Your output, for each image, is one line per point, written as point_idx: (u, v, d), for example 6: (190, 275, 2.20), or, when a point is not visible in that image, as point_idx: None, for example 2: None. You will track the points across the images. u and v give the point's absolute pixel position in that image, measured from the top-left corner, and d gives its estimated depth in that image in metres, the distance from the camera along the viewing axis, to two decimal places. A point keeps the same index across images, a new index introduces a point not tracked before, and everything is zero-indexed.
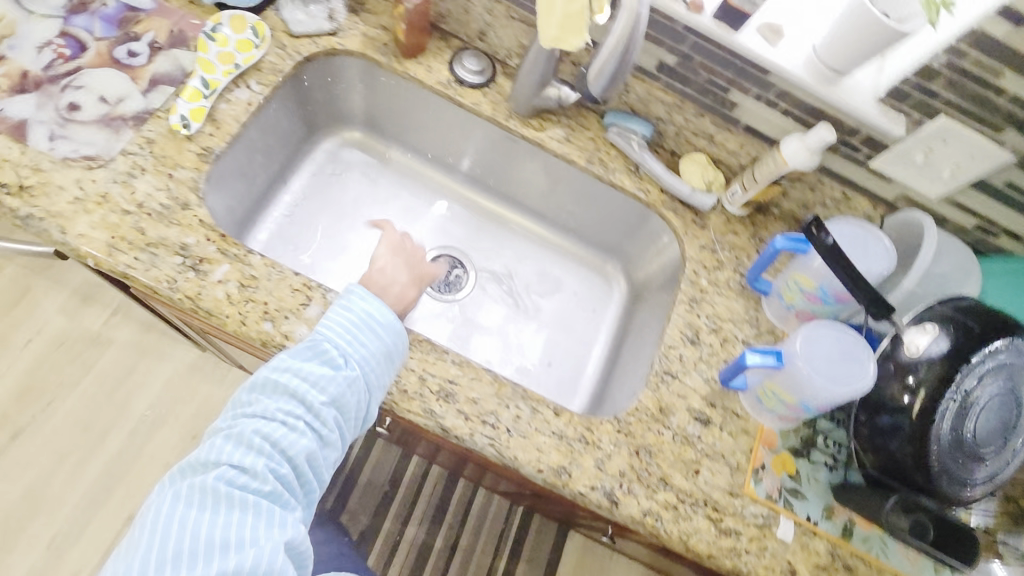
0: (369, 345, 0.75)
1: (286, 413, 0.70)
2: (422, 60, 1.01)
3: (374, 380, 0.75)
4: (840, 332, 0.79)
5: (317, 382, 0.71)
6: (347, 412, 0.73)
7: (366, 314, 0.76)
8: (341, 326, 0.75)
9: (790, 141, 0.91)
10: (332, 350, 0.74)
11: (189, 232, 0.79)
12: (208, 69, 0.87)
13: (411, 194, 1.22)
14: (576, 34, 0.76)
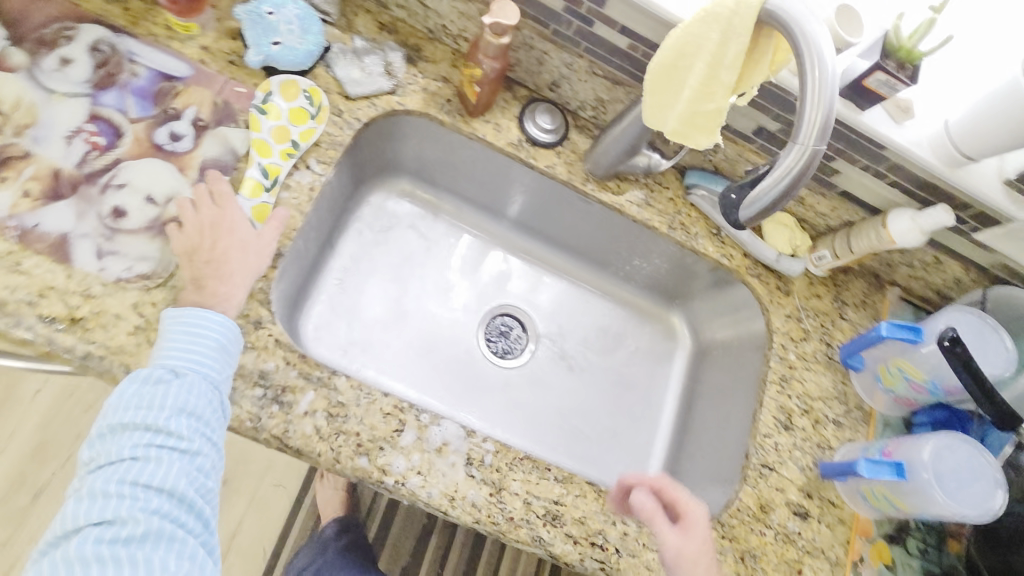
0: (218, 364, 0.64)
1: (174, 415, 0.61)
2: (489, 117, 0.88)
3: (220, 378, 0.64)
4: (968, 447, 0.76)
5: (149, 410, 0.60)
6: (204, 417, 0.62)
7: (195, 327, 0.63)
8: (183, 350, 0.63)
9: (898, 218, 0.82)
10: (162, 372, 0.62)
11: (266, 356, 0.70)
12: (264, 154, 0.75)
13: (463, 247, 1.10)
14: (701, 131, 0.66)
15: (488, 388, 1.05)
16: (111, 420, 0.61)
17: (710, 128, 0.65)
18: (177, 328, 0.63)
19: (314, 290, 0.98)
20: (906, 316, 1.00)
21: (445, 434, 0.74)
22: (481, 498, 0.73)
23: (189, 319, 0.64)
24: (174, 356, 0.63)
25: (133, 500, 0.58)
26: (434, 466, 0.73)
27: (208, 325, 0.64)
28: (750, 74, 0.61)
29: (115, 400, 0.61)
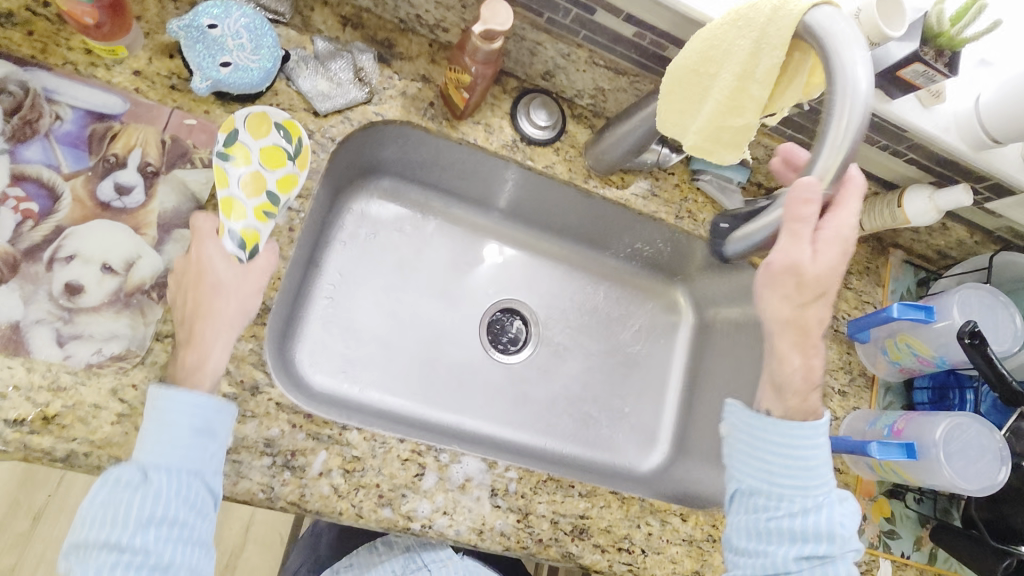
0: (196, 462, 0.58)
1: (152, 525, 0.55)
2: (478, 118, 0.81)
3: (206, 477, 0.58)
4: (975, 423, 0.78)
5: (114, 528, 0.54)
6: (181, 522, 0.56)
7: (163, 422, 0.57)
8: (160, 454, 0.57)
9: (916, 195, 0.81)
10: (128, 475, 0.56)
11: (269, 422, 0.66)
12: (238, 213, 0.65)
13: (454, 243, 1.05)
14: (727, 148, 0.63)
15: (498, 388, 1.03)
16: (76, 537, 0.56)
17: (737, 145, 0.62)
18: (144, 416, 0.57)
19: (304, 313, 0.92)
20: (906, 277, 1.02)
21: (467, 470, 0.73)
22: (510, 526, 0.74)
23: (154, 411, 0.57)
24: (144, 461, 0.57)
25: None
26: (459, 503, 0.72)
27: (172, 425, 0.57)
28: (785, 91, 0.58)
29: (83, 510, 0.55)
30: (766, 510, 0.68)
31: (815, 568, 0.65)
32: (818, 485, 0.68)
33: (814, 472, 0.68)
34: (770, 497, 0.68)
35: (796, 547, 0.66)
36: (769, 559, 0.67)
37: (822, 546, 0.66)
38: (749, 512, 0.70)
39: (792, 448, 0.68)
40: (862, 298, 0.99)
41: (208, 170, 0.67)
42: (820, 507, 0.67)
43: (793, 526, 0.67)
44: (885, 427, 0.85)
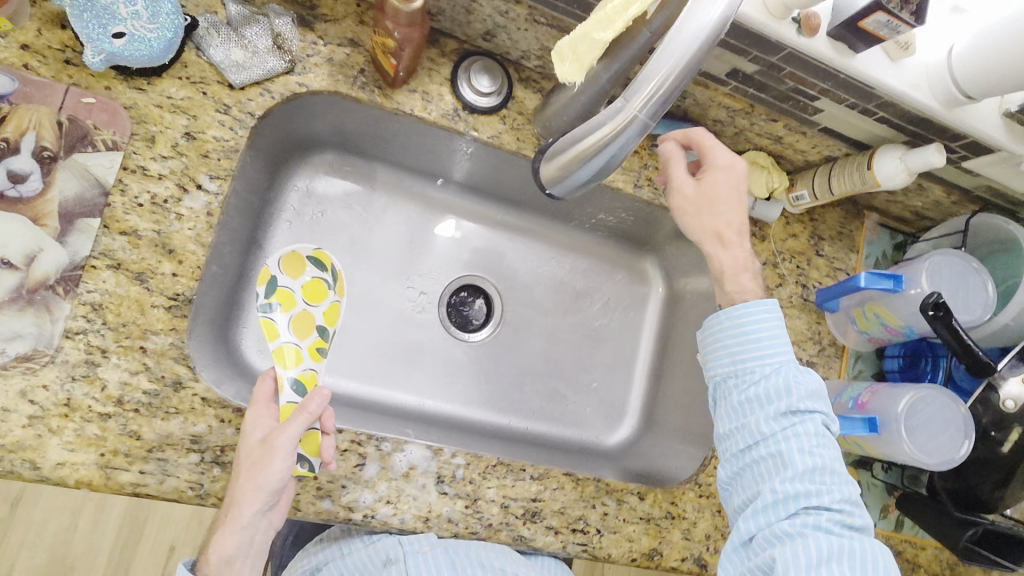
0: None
1: None
2: (415, 85, 0.75)
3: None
4: (939, 396, 0.75)
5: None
6: None
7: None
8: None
9: (886, 156, 0.76)
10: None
11: (194, 419, 0.63)
12: (299, 358, 0.82)
13: (408, 218, 1.00)
14: (575, 62, 0.59)
15: (460, 368, 1.01)
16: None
17: (583, 64, 0.60)
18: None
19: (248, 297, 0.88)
20: (883, 241, 0.98)
21: (411, 458, 0.71)
22: (457, 512, 0.72)
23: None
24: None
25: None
26: (404, 492, 0.70)
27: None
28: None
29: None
30: (737, 388, 0.71)
31: (796, 423, 0.67)
32: (777, 353, 0.70)
33: (769, 339, 0.70)
34: (737, 375, 0.71)
35: (767, 413, 0.68)
36: (748, 428, 0.68)
37: (793, 410, 0.67)
38: (725, 398, 0.72)
39: (750, 330, 0.71)
40: (835, 265, 0.95)
41: (113, 153, 0.62)
42: (781, 374, 0.69)
43: (763, 397, 0.69)
44: (848, 399, 0.81)
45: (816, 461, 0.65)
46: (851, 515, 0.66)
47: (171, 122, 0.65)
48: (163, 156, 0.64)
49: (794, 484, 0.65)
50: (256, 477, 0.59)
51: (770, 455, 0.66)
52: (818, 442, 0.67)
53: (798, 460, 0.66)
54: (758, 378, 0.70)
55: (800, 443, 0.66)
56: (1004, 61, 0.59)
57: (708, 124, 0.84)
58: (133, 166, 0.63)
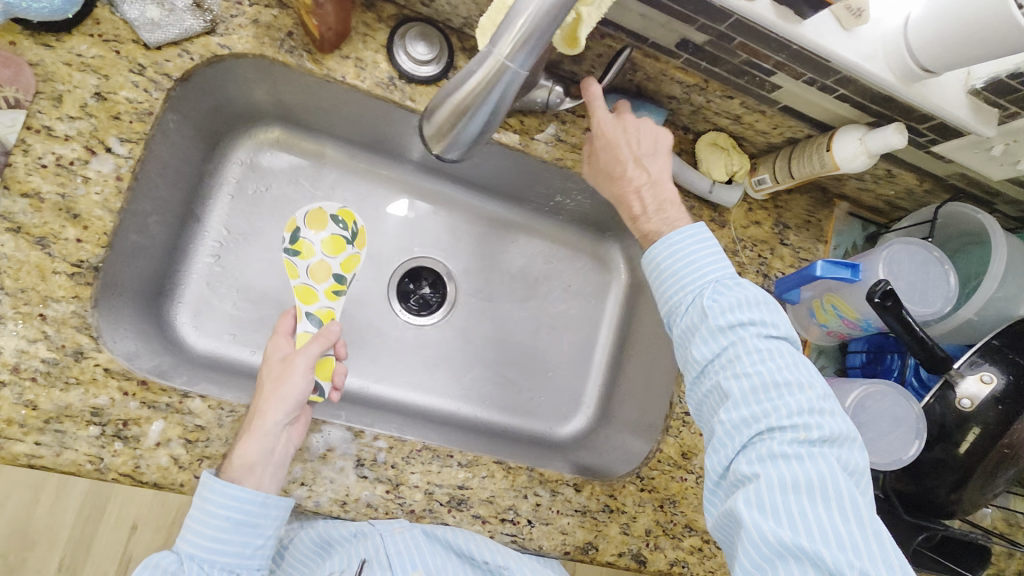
0: (236, 545, 0.60)
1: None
2: (348, 51, 0.71)
3: (235, 562, 0.61)
4: (891, 392, 0.70)
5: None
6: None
7: (212, 508, 0.59)
8: (201, 538, 0.59)
9: (845, 137, 0.71)
10: (170, 562, 0.58)
11: (95, 390, 0.61)
12: (311, 297, 0.86)
13: (358, 195, 0.97)
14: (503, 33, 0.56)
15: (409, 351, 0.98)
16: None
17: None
18: (193, 508, 0.59)
19: (185, 271, 0.85)
20: (853, 231, 0.93)
21: (328, 439, 0.69)
22: (377, 497, 0.69)
23: (206, 496, 0.59)
24: (190, 544, 0.59)
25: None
26: (320, 474, 0.68)
27: (224, 504, 0.59)
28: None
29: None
30: (676, 324, 0.68)
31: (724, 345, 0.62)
32: (700, 278, 0.66)
33: (688, 267, 0.67)
34: (671, 311, 0.68)
35: (699, 340, 0.64)
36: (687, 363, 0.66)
37: (724, 335, 0.63)
38: (672, 337, 0.69)
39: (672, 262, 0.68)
40: (799, 255, 0.90)
41: (15, 112, 0.59)
42: (703, 300, 0.65)
43: (694, 327, 0.65)
44: None
45: (755, 380, 0.60)
46: (816, 426, 0.59)
47: (81, 82, 0.62)
48: (71, 117, 0.61)
49: (738, 412, 0.61)
50: (279, 392, 0.65)
51: (712, 386, 0.63)
52: (755, 361, 0.61)
53: (738, 383, 0.61)
54: (687, 306, 0.66)
55: (733, 368, 0.62)
56: (945, 25, 0.55)
57: (663, 101, 0.79)
58: (38, 126, 0.60)
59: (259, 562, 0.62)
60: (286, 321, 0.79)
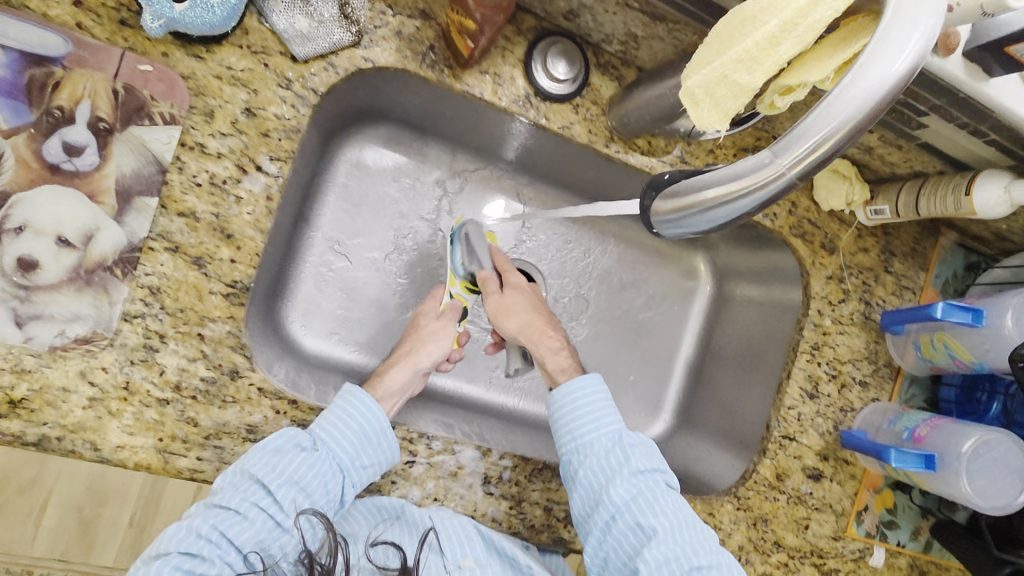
0: (354, 453, 0.63)
1: (300, 490, 0.61)
2: (486, 66, 0.69)
3: (348, 464, 0.63)
4: (1005, 441, 0.72)
5: (272, 471, 0.59)
6: (311, 494, 0.62)
7: (353, 410, 0.65)
8: (336, 428, 0.64)
9: (989, 183, 0.69)
10: (306, 439, 0.62)
11: (250, 408, 0.63)
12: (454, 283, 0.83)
13: (457, 194, 0.93)
14: (717, 107, 0.47)
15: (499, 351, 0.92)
16: (243, 462, 0.60)
17: (727, 110, 0.47)
18: (336, 404, 0.65)
19: (295, 272, 0.85)
20: (956, 260, 0.92)
21: (459, 458, 0.71)
22: (501, 513, 0.72)
23: (351, 401, 0.65)
24: (325, 429, 0.63)
25: (215, 551, 0.57)
26: (451, 490, 0.70)
27: (361, 411, 0.65)
28: (806, 69, 0.44)
29: (257, 447, 0.61)
30: (580, 463, 0.70)
31: (641, 495, 0.67)
32: (608, 420, 0.71)
33: (601, 409, 0.71)
34: (579, 451, 0.70)
35: (618, 483, 0.67)
36: (603, 502, 0.67)
37: (638, 479, 0.68)
38: (573, 478, 0.70)
39: (578, 406, 0.72)
40: (901, 283, 0.90)
41: (171, 128, 0.58)
42: (613, 434, 0.70)
43: (608, 467, 0.69)
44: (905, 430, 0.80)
45: (672, 519, 0.66)
46: (722, 567, 0.67)
47: (230, 96, 0.60)
48: (223, 133, 0.60)
49: (661, 550, 0.65)
50: (425, 334, 0.79)
51: (631, 527, 0.66)
52: (654, 476, 0.69)
53: (655, 504, 0.67)
54: (599, 449, 0.70)
55: (649, 507, 0.67)
56: None
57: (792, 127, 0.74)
58: (191, 143, 0.59)
59: (359, 481, 0.64)
60: (433, 302, 0.82)
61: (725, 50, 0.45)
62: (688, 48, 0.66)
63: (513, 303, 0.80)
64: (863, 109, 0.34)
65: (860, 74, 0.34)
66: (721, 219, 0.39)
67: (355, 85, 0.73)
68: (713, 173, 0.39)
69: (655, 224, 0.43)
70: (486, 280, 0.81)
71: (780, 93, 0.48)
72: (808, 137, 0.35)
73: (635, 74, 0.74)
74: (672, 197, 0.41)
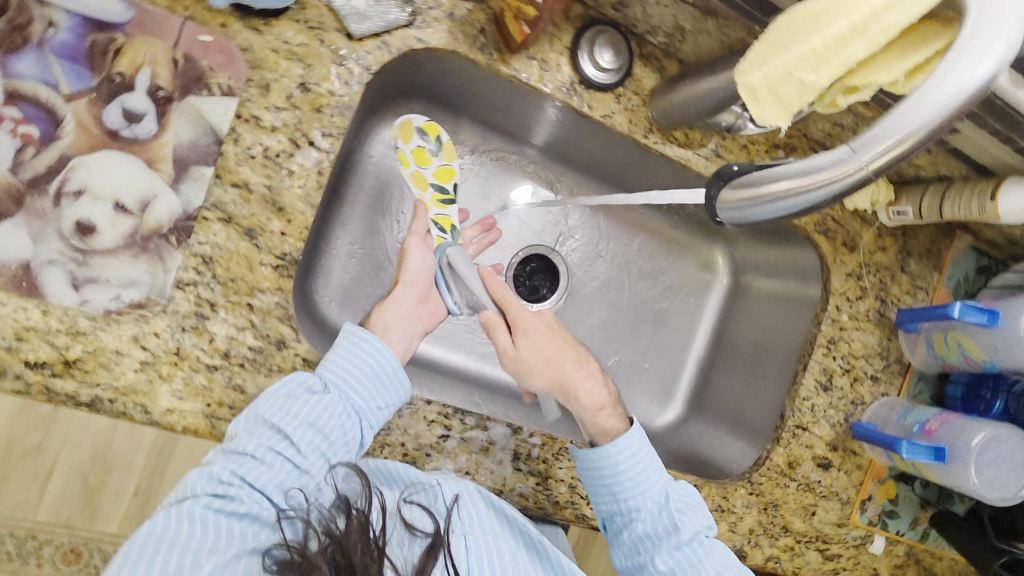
0: (366, 393, 0.61)
1: (315, 435, 0.60)
2: (535, 53, 0.71)
3: (362, 406, 0.61)
4: (1013, 436, 0.76)
5: (287, 415, 0.58)
6: (329, 437, 0.60)
7: (361, 347, 0.62)
8: (345, 367, 0.61)
9: (1014, 189, 0.71)
10: (315, 382, 0.60)
11: None
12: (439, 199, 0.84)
13: (486, 176, 0.94)
14: (778, 104, 0.51)
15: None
16: (256, 407, 0.58)
17: (788, 107, 0.51)
18: (339, 346, 0.62)
19: (326, 247, 0.84)
20: (968, 262, 0.93)
21: (490, 434, 0.73)
22: (528, 489, 0.74)
23: (354, 341, 0.62)
24: (334, 372, 0.61)
25: (241, 491, 0.57)
26: (481, 465, 0.72)
27: (370, 352, 0.62)
28: (874, 70, 0.48)
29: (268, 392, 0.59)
30: (623, 526, 0.71)
31: (685, 563, 0.68)
32: (652, 483, 0.69)
33: (643, 471, 0.69)
34: (623, 514, 0.70)
35: (664, 551, 0.69)
36: (645, 567, 0.70)
37: (682, 551, 0.69)
38: (614, 535, 0.72)
39: (618, 471, 0.68)
40: (916, 283, 0.93)
41: (228, 99, 0.59)
42: (658, 499, 0.69)
43: (656, 535, 0.70)
44: (915, 424, 0.83)
45: None
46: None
47: (287, 70, 0.62)
48: (277, 107, 0.61)
49: None
50: (404, 274, 0.73)
51: None
52: (700, 539, 0.69)
53: (700, 569, 0.68)
54: (647, 513, 0.69)
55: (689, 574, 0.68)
56: None
57: (825, 126, 0.77)
58: (248, 115, 0.60)
59: (376, 422, 0.62)
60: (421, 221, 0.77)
61: (790, 49, 0.48)
62: (734, 43, 0.70)
63: (533, 358, 0.71)
64: (942, 113, 0.38)
65: (939, 81, 0.38)
66: (789, 211, 0.42)
67: (411, 63, 0.74)
68: (784, 167, 0.42)
69: (720, 212, 0.46)
70: (493, 326, 0.72)
71: (843, 93, 0.52)
72: (885, 137, 0.39)
73: (676, 67, 0.76)
74: (741, 186, 0.44)
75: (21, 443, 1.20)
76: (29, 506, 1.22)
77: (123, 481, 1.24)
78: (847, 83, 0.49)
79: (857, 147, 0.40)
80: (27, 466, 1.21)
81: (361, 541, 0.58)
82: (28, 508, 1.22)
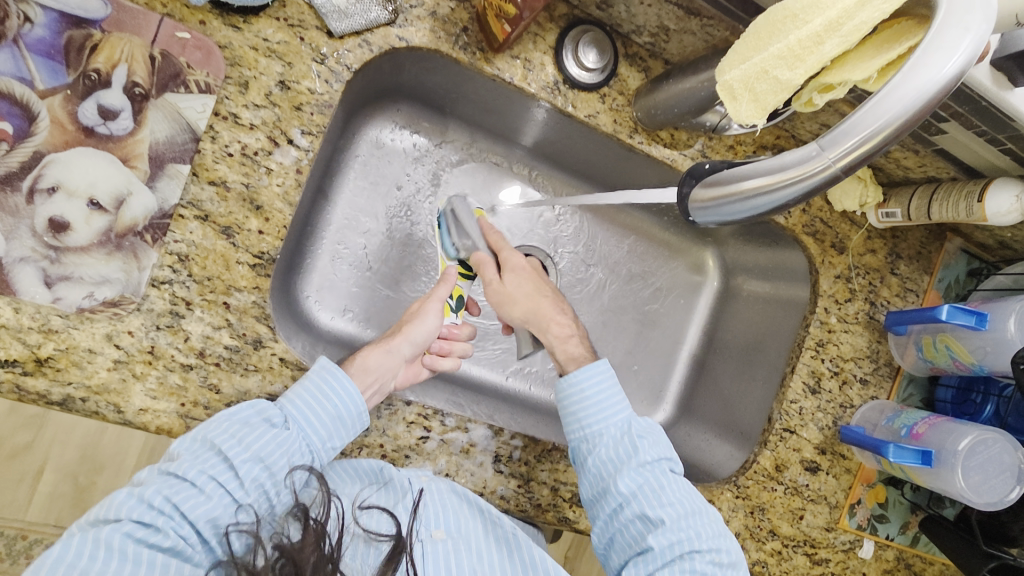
0: (324, 431, 0.61)
1: (260, 472, 0.57)
2: (518, 51, 0.70)
3: (318, 445, 0.61)
4: (1000, 440, 0.76)
5: (237, 444, 0.56)
6: (275, 473, 0.58)
7: (328, 388, 0.61)
8: (308, 405, 0.60)
9: (1001, 191, 0.71)
10: (276, 415, 0.59)
11: (272, 378, 0.63)
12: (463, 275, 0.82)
13: (475, 177, 0.94)
14: (754, 102, 0.50)
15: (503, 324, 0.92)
16: (206, 431, 0.57)
17: (764, 105, 0.50)
18: (309, 379, 0.61)
19: (312, 247, 0.84)
20: (958, 265, 0.93)
21: (471, 436, 0.72)
22: (510, 491, 0.73)
23: (325, 376, 0.61)
24: (296, 406, 0.60)
25: (170, 522, 0.52)
26: (462, 467, 0.72)
27: (338, 391, 0.61)
28: (848, 68, 0.49)
29: (222, 416, 0.58)
30: (589, 451, 0.69)
31: (647, 479, 0.66)
32: (616, 409, 0.69)
33: (609, 399, 0.69)
34: (588, 440, 0.69)
35: (624, 472, 0.66)
36: (607, 491, 0.67)
37: (644, 469, 0.67)
38: (582, 464, 0.69)
39: (585, 394, 0.70)
40: (906, 285, 0.92)
41: (205, 97, 0.59)
42: (620, 424, 0.69)
43: (616, 457, 0.67)
44: (903, 426, 0.83)
45: (679, 507, 0.66)
46: (726, 552, 0.66)
47: (266, 68, 0.61)
48: (256, 105, 0.61)
49: (667, 536, 0.64)
50: (410, 330, 0.71)
51: (638, 516, 0.65)
52: (661, 465, 0.67)
53: (662, 493, 0.66)
54: (608, 439, 0.68)
55: (648, 501, 0.65)
56: None
57: (813, 127, 0.77)
58: (225, 113, 0.60)
59: (326, 461, 0.62)
60: (444, 288, 0.73)
61: (768, 47, 0.48)
62: (718, 44, 0.69)
63: (515, 292, 0.73)
64: (909, 111, 0.38)
65: (906, 78, 0.38)
66: (760, 208, 0.43)
67: (397, 63, 0.74)
68: (755, 167, 0.43)
69: (693, 212, 0.46)
70: (483, 263, 0.74)
71: (820, 91, 0.53)
72: (852, 135, 0.39)
73: (661, 67, 0.76)
74: (712, 184, 0.45)
75: (8, 443, 1.18)
76: (16, 506, 1.20)
77: (112, 482, 1.23)
78: (821, 80, 0.50)
79: (825, 145, 0.40)
80: (12, 467, 1.19)
81: (315, 555, 0.53)
82: (15, 509, 1.19)
